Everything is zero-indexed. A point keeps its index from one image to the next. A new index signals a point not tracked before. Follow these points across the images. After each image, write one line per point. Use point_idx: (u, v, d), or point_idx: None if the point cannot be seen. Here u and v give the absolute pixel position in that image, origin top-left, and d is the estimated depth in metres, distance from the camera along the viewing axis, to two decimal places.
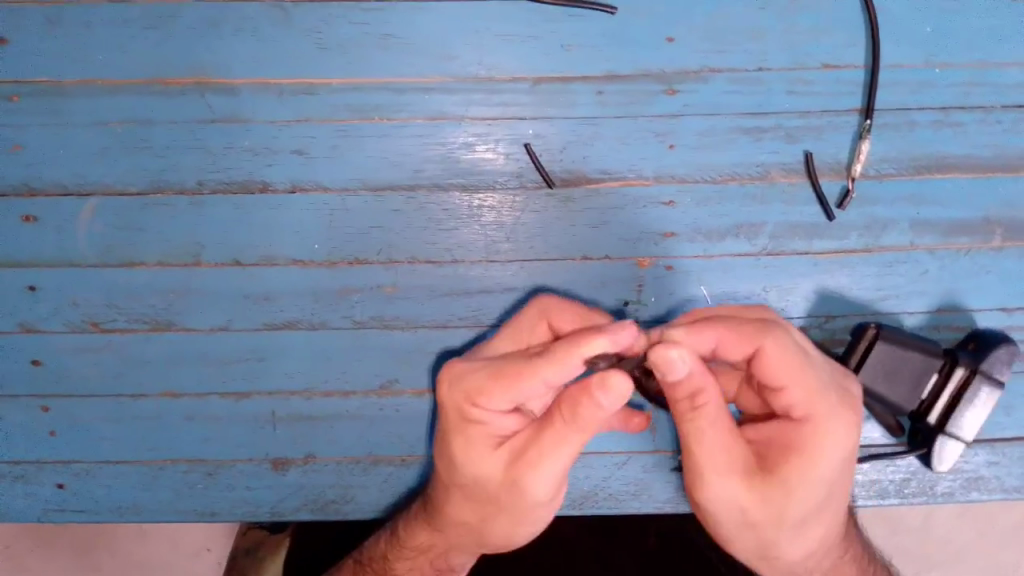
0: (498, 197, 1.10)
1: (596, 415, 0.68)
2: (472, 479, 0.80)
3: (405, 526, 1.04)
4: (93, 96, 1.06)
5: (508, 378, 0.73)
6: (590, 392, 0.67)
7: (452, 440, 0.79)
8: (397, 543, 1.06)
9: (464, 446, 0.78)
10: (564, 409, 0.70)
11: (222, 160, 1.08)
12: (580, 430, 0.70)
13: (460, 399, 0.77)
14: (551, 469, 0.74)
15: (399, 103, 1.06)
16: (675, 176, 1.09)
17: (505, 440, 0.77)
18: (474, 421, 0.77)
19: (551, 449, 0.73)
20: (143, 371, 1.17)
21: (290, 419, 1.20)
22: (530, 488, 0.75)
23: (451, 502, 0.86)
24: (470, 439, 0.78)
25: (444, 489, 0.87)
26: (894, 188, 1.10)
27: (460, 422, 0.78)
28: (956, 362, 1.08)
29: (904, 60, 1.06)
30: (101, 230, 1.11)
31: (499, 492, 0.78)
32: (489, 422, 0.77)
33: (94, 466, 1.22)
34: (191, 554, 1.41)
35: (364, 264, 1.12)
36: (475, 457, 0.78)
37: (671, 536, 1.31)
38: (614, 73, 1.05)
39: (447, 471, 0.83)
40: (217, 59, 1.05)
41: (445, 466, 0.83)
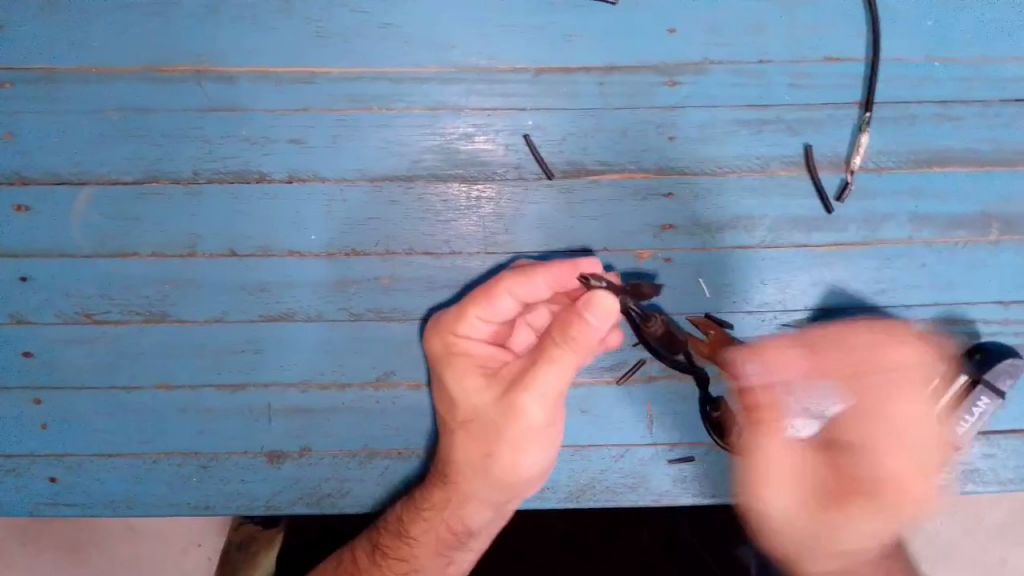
0: (496, 188, 1.09)
1: (585, 332, 0.78)
2: (470, 411, 0.91)
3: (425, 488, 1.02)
4: (87, 83, 1.05)
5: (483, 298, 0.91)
6: (570, 311, 0.78)
7: (445, 375, 0.92)
8: (417, 505, 1.03)
9: (456, 377, 0.91)
10: (558, 330, 0.79)
11: (218, 150, 1.07)
12: (562, 340, 0.79)
13: (447, 335, 0.93)
14: (543, 385, 0.82)
15: (397, 93, 1.05)
16: (675, 168, 1.08)
17: (489, 367, 0.91)
18: (460, 351, 0.92)
19: (542, 367, 0.82)
20: (137, 362, 1.16)
21: (286, 412, 1.19)
22: (522, 405, 0.85)
23: (455, 445, 0.94)
24: (461, 371, 0.91)
25: (449, 436, 0.95)
26: (894, 181, 1.09)
27: (449, 356, 0.92)
28: (958, 368, 1.09)
29: (906, 54, 1.05)
30: (95, 220, 1.09)
31: (494, 417, 0.88)
32: (478, 352, 0.92)
33: (87, 458, 1.21)
34: (180, 550, 1.40)
35: (361, 255, 1.11)
36: (470, 384, 0.90)
37: (662, 532, 1.30)
38: (616, 64, 1.04)
39: (448, 411, 0.94)
40: (214, 46, 1.03)
41: (446, 407, 0.94)
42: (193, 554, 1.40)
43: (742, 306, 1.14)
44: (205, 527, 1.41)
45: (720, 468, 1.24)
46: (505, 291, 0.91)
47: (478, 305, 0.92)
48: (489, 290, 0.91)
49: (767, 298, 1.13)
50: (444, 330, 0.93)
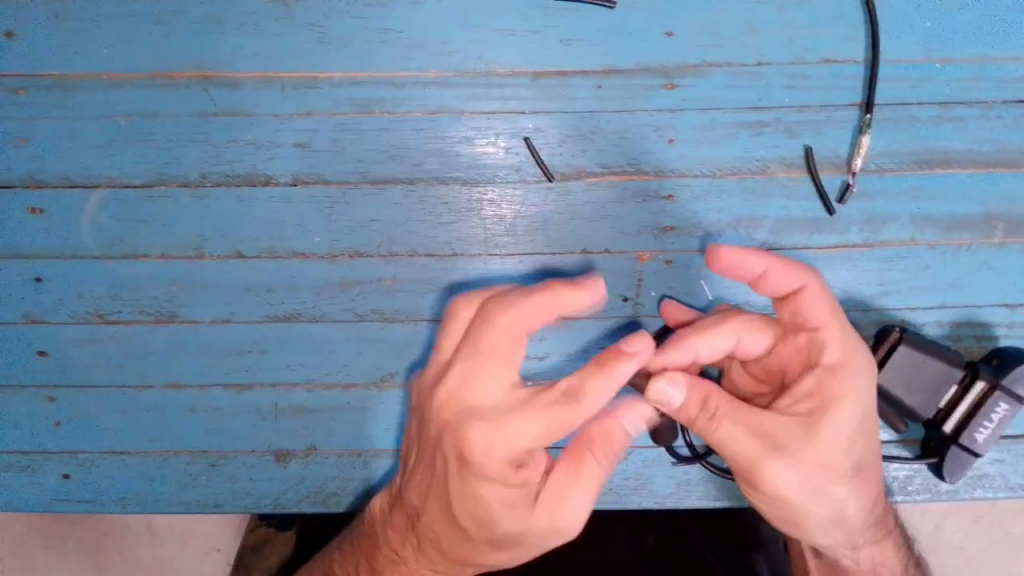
0: (497, 190, 1.10)
1: (618, 435, 0.81)
2: (502, 526, 0.78)
3: (397, 570, 0.98)
4: (99, 89, 1.07)
5: (550, 427, 0.72)
6: (619, 414, 0.78)
7: (481, 486, 0.75)
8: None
9: (498, 499, 0.76)
10: (598, 439, 0.80)
11: (225, 154, 1.09)
12: (609, 457, 0.80)
13: (495, 458, 0.73)
14: (583, 490, 0.79)
15: (398, 97, 1.06)
16: (674, 171, 1.08)
17: (534, 477, 0.77)
18: (506, 463, 0.75)
19: (581, 471, 0.79)
20: (146, 362, 1.18)
21: (292, 412, 1.21)
22: (571, 518, 0.79)
23: (459, 541, 0.84)
24: (501, 485, 0.75)
25: (452, 529, 0.82)
26: (894, 182, 1.09)
27: (488, 480, 0.75)
28: (976, 373, 1.07)
29: (905, 56, 1.05)
30: (106, 223, 1.12)
31: (529, 530, 0.78)
32: (519, 463, 0.75)
33: (98, 457, 1.23)
34: (200, 554, 1.43)
35: (364, 257, 1.13)
36: (510, 501, 0.76)
37: (670, 538, 1.31)
38: (614, 67, 1.05)
39: (467, 513, 0.78)
40: (221, 53, 1.06)
41: (471, 519, 0.78)
42: (213, 559, 1.43)
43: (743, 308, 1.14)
44: (224, 529, 1.44)
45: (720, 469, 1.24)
46: (583, 414, 0.73)
47: (552, 422, 0.72)
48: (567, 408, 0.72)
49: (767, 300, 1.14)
50: (492, 451, 0.73)
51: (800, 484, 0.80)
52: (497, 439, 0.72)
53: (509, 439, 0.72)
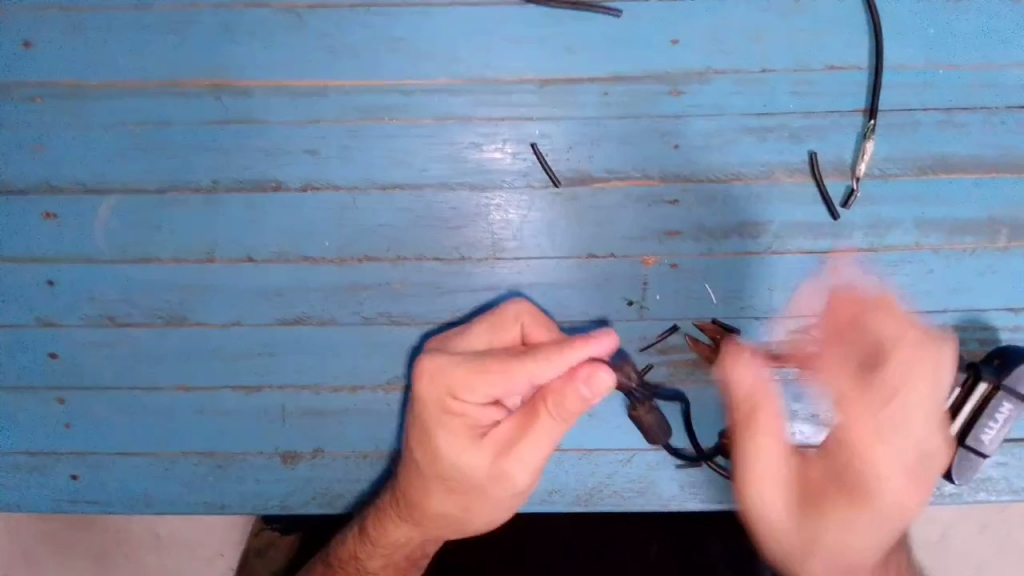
0: (504, 195, 1.11)
1: (577, 404, 0.72)
2: (455, 473, 0.82)
3: (376, 526, 1.04)
4: (111, 96, 1.09)
5: (494, 373, 0.75)
6: (573, 381, 0.71)
7: (434, 432, 0.80)
8: (369, 540, 1.06)
9: (445, 439, 0.79)
10: (552, 400, 0.73)
11: (235, 159, 1.10)
12: (561, 417, 0.74)
13: (440, 392, 0.78)
14: (531, 451, 0.76)
15: (407, 104, 1.08)
16: (679, 176, 1.10)
17: (486, 431, 0.79)
18: (457, 412, 0.79)
19: (529, 432, 0.76)
20: (156, 365, 1.20)
21: (300, 414, 1.22)
22: (516, 477, 0.78)
23: (422, 487, 0.88)
24: (452, 432, 0.79)
25: (421, 482, 0.88)
26: (898, 188, 1.10)
27: (439, 416, 0.79)
28: (978, 375, 1.07)
29: (908, 62, 1.06)
30: (118, 227, 1.14)
31: (480, 479, 0.80)
32: (471, 414, 0.79)
33: (108, 458, 1.25)
34: (204, 558, 1.45)
35: (372, 261, 1.14)
36: (458, 449, 0.79)
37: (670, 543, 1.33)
38: (620, 73, 1.06)
39: (428, 462, 0.83)
40: (231, 60, 1.07)
41: (427, 458, 0.83)
42: (218, 564, 1.44)
43: (747, 312, 1.15)
44: (230, 536, 1.44)
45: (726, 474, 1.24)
46: (525, 375, 0.73)
47: (495, 375, 0.75)
48: (507, 364, 0.75)
49: (772, 304, 1.15)
50: (441, 386, 0.78)
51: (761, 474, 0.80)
52: (443, 376, 0.78)
53: (454, 376, 0.77)
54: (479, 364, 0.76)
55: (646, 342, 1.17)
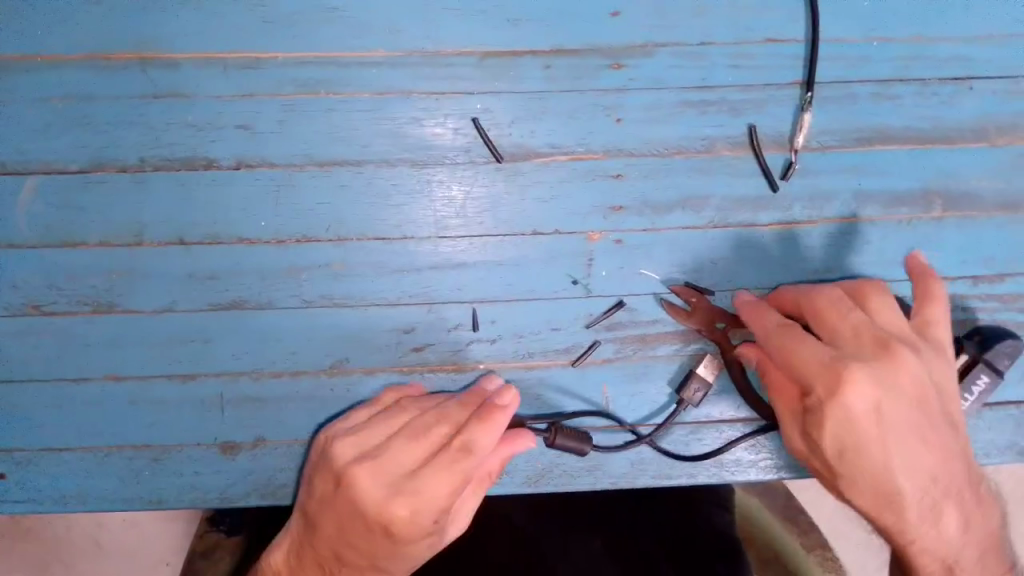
0: (446, 171, 1.09)
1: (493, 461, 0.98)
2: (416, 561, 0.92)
3: None
4: (33, 72, 1.05)
5: (452, 481, 0.85)
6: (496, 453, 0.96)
7: (408, 542, 0.87)
8: None
9: (413, 543, 0.88)
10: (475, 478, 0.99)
11: (164, 137, 1.07)
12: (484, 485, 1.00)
13: (420, 516, 0.85)
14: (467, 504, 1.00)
15: (344, 77, 1.06)
16: (623, 150, 1.09)
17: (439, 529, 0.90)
18: (425, 531, 0.87)
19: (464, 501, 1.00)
20: (84, 354, 1.13)
21: (238, 402, 1.15)
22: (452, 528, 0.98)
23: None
24: (417, 539, 0.88)
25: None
26: (835, 159, 1.11)
27: (420, 533, 0.87)
28: (960, 349, 1.09)
29: (842, 35, 1.08)
30: (42, 210, 1.08)
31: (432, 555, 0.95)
32: (431, 523, 0.87)
33: (34, 454, 1.16)
34: (149, 566, 1.50)
35: (311, 241, 1.10)
36: (427, 544, 0.90)
37: (616, 537, 1.30)
38: (562, 47, 1.07)
39: (391, 562, 0.91)
40: (161, 33, 1.05)
41: (391, 563, 0.91)
42: (162, 572, 1.50)
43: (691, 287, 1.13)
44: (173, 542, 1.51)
45: (676, 452, 1.18)
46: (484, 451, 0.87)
47: (452, 482, 0.86)
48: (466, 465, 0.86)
49: (717, 278, 1.14)
50: (421, 510, 0.85)
51: (872, 416, 0.83)
52: (428, 493, 0.85)
53: (432, 501, 0.85)
54: (452, 474, 0.85)
55: (592, 319, 1.14)
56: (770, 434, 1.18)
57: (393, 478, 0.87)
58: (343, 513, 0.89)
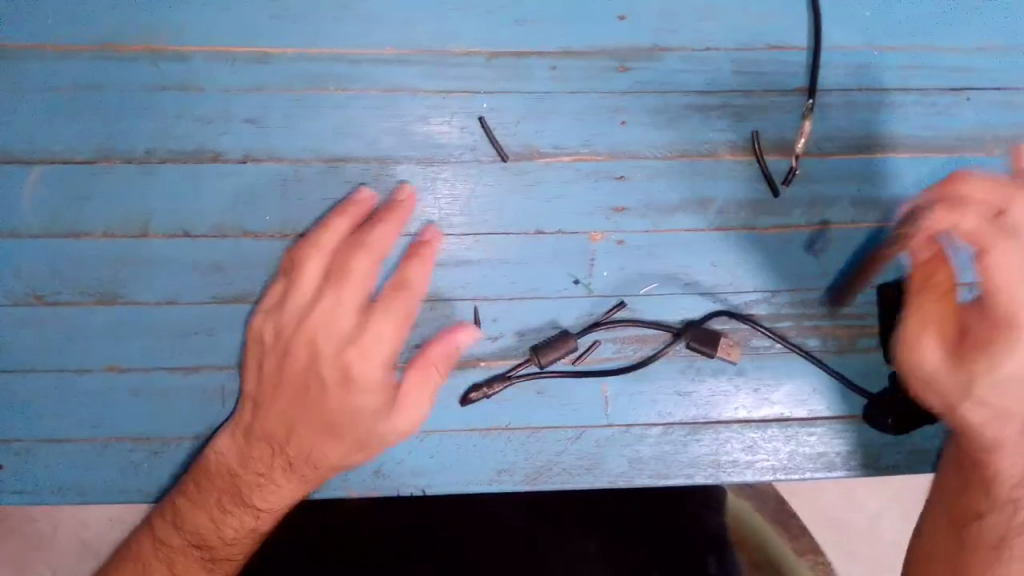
0: (452, 170, 1.10)
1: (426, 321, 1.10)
2: (343, 425, 1.04)
3: (246, 466, 1.08)
4: (45, 61, 1.06)
5: (396, 333, 1.04)
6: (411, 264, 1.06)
7: (351, 400, 1.04)
8: (233, 489, 1.08)
9: (359, 403, 1.04)
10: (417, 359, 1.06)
11: (172, 129, 1.08)
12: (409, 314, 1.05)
13: (358, 368, 1.03)
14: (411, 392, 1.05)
15: (354, 74, 1.07)
16: (628, 152, 1.11)
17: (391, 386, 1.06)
18: (363, 383, 1.03)
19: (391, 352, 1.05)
20: (85, 344, 1.13)
21: (238, 395, 1.14)
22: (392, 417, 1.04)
23: (315, 440, 1.06)
24: (357, 391, 1.04)
25: (310, 438, 1.06)
26: (837, 166, 1.12)
27: (355, 386, 1.04)
28: None
29: (844, 44, 1.10)
30: (48, 198, 1.09)
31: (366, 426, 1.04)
32: (377, 370, 1.04)
33: (33, 444, 1.15)
34: None
35: (315, 236, 1.10)
36: (367, 405, 1.04)
37: (611, 541, 1.30)
38: (569, 49, 1.08)
39: (337, 412, 1.04)
40: (174, 27, 1.06)
41: (331, 417, 1.04)
42: None
43: (693, 288, 1.14)
44: None
45: (676, 453, 1.18)
46: (409, 312, 1.05)
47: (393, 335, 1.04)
48: (404, 314, 1.05)
49: (718, 280, 1.14)
50: (371, 367, 1.03)
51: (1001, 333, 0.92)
52: (371, 351, 1.03)
53: (386, 359, 1.04)
54: (389, 317, 1.04)
55: (594, 319, 1.14)
56: (767, 436, 1.19)
57: (347, 334, 1.03)
58: (298, 383, 1.05)
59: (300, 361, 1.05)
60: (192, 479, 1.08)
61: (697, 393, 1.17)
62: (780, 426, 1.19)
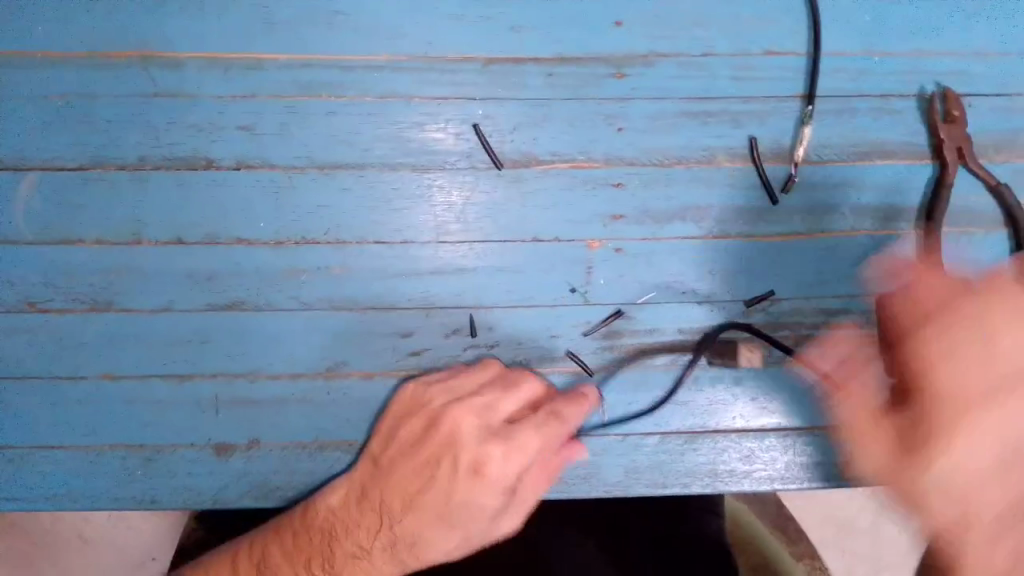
0: (447, 177, 1.09)
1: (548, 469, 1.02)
2: (456, 512, 0.99)
3: (324, 528, 1.04)
4: (36, 68, 1.06)
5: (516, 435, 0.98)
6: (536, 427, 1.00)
7: (456, 482, 0.99)
8: (315, 546, 1.05)
9: (458, 485, 0.99)
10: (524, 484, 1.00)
11: (165, 136, 1.07)
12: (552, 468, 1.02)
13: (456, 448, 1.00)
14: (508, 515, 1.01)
15: (348, 81, 1.07)
16: (624, 159, 1.10)
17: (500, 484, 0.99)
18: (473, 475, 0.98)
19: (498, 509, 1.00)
20: (78, 352, 1.12)
21: (231, 403, 1.14)
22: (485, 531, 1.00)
23: (403, 525, 1.01)
24: (463, 490, 0.98)
25: (404, 513, 1.01)
26: (836, 173, 1.11)
27: (467, 475, 0.98)
28: None
29: (842, 49, 1.09)
30: (40, 207, 1.08)
31: (466, 512, 0.99)
32: (487, 461, 0.98)
33: (26, 452, 1.14)
34: (135, 565, 1.50)
35: (310, 244, 1.10)
36: (467, 490, 0.98)
37: (612, 543, 1.30)
38: (565, 56, 1.07)
39: (428, 494, 1.00)
40: (166, 33, 1.05)
41: (412, 522, 1.01)
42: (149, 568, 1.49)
43: (690, 296, 1.13)
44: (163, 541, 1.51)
45: (672, 462, 1.16)
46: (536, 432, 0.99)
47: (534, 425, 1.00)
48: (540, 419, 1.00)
49: (715, 287, 1.13)
50: (506, 469, 0.98)
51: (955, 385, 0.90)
52: (465, 427, 1.00)
53: (511, 469, 0.98)
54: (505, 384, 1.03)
55: (590, 326, 1.13)
56: (764, 445, 1.18)
57: (490, 426, 1.00)
58: (424, 456, 1.02)
59: (409, 451, 1.03)
60: (295, 521, 1.06)
61: (693, 402, 1.16)
62: (777, 435, 1.17)
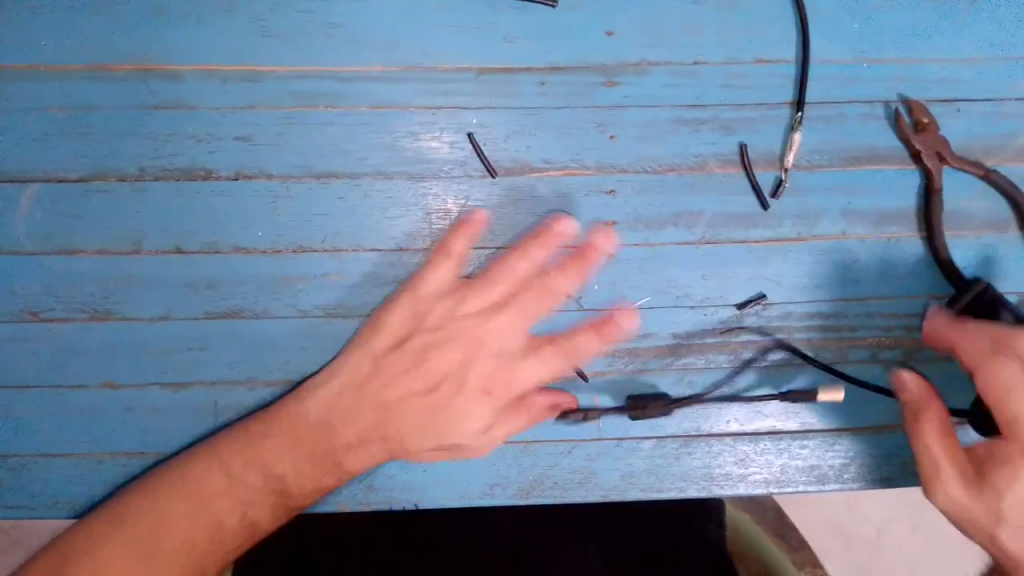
0: (442, 185, 1.11)
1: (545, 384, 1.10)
2: (456, 423, 1.09)
3: (315, 417, 1.06)
4: (37, 81, 1.07)
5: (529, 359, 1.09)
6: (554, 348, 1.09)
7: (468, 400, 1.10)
8: (298, 439, 1.05)
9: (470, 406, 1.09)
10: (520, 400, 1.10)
11: (163, 146, 1.09)
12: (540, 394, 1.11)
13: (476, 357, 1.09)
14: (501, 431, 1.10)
15: (344, 91, 1.08)
16: (616, 166, 1.11)
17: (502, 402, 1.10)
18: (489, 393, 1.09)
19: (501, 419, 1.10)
20: (78, 360, 1.14)
21: (230, 411, 1.15)
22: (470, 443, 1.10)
23: (406, 429, 1.08)
24: (478, 406, 1.09)
25: (407, 415, 1.09)
26: (827, 178, 1.12)
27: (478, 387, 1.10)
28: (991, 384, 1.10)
29: (831, 57, 1.10)
30: (41, 217, 1.10)
31: (467, 427, 1.09)
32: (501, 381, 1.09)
33: (27, 461, 1.16)
34: None
35: (307, 252, 1.12)
36: (476, 406, 1.09)
37: (607, 548, 1.31)
38: (557, 65, 1.09)
39: (436, 403, 1.09)
40: (165, 46, 1.07)
41: (414, 427, 1.09)
42: None
43: (684, 301, 1.14)
44: None
45: (668, 465, 1.18)
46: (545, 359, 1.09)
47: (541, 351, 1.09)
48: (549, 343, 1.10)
49: (708, 293, 1.14)
50: (512, 390, 1.10)
51: None
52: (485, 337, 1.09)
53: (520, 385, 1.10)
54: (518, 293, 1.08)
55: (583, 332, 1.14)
56: (758, 449, 1.19)
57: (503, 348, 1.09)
58: (435, 359, 1.09)
59: (424, 350, 1.08)
60: (280, 422, 1.05)
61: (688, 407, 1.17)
62: (772, 439, 1.19)
